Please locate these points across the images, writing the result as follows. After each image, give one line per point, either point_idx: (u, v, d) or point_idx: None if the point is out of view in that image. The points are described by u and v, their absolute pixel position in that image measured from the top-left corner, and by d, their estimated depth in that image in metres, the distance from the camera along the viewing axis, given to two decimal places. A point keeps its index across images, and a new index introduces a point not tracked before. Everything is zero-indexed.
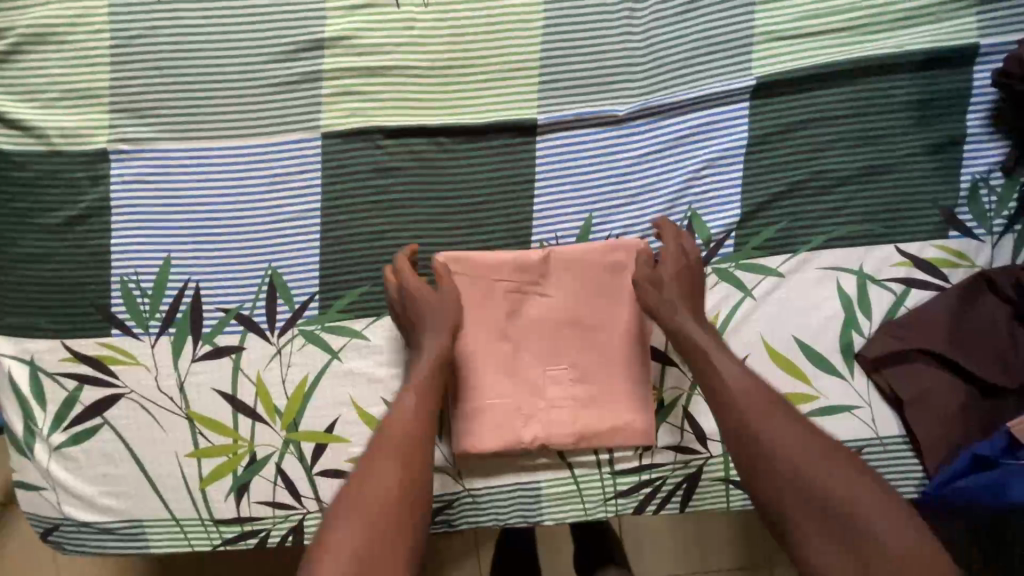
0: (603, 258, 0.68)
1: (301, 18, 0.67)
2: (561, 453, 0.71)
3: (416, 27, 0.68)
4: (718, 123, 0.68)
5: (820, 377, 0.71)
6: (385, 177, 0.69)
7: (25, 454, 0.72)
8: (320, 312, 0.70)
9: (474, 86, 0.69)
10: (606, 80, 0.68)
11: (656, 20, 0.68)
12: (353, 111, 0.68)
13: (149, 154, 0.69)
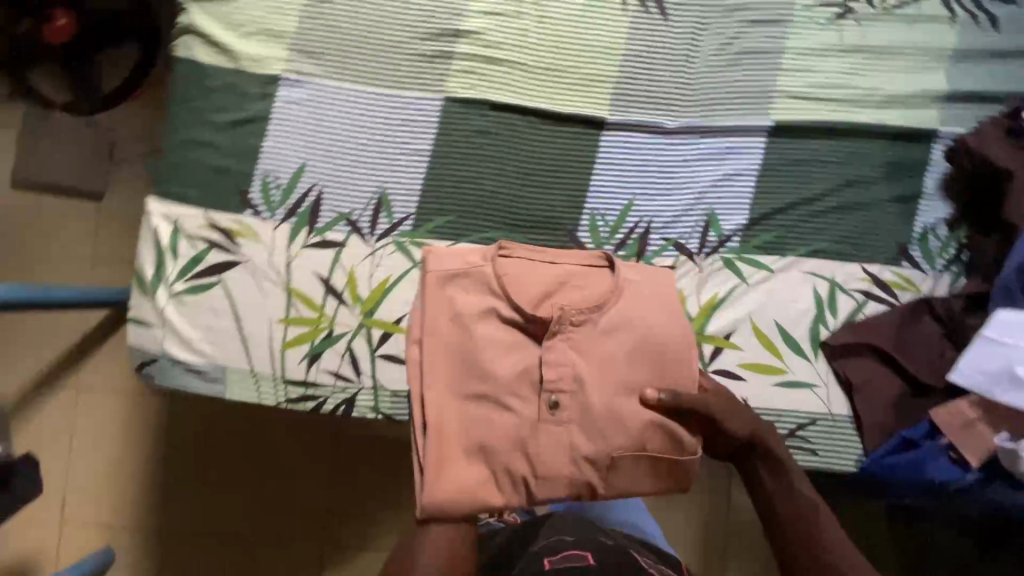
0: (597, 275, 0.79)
1: (448, 13, 0.91)
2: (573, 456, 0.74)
3: (530, 35, 0.91)
4: (741, 148, 0.90)
5: (790, 356, 0.89)
6: (485, 138, 0.90)
7: (148, 295, 0.89)
8: (412, 229, 0.89)
9: (565, 85, 0.91)
10: (663, 102, 0.91)
11: (707, 68, 0.92)
12: (472, 86, 0.90)
13: (310, 86, 0.90)
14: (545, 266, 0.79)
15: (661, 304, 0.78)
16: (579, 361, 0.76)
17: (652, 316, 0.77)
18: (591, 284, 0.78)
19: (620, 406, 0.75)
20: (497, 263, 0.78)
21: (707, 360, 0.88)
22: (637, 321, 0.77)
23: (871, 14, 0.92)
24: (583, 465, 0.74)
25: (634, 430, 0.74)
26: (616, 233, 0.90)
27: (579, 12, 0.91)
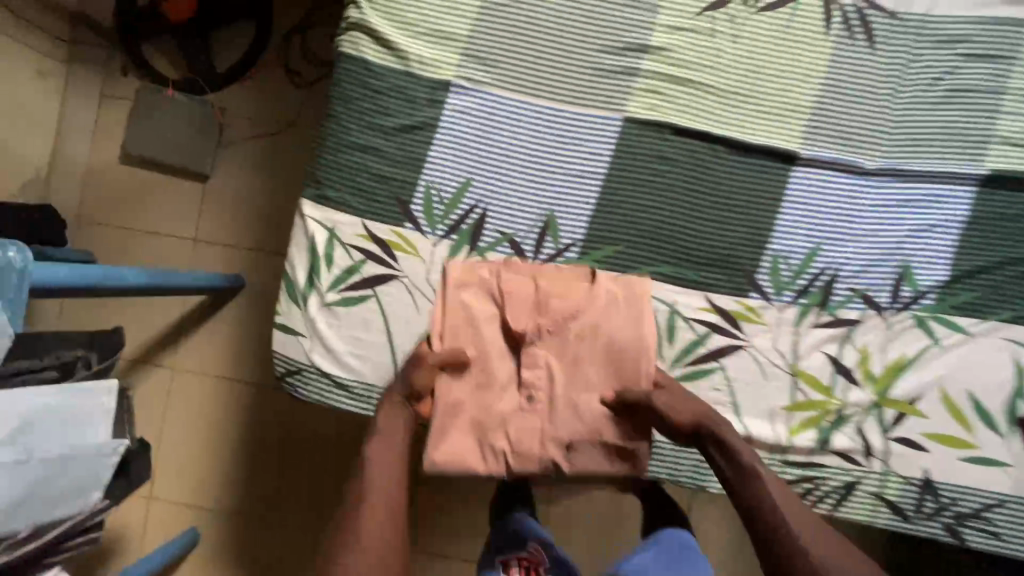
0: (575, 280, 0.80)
1: (636, 25, 0.83)
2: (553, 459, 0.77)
3: (722, 56, 0.83)
4: (948, 197, 0.82)
5: (981, 429, 0.81)
6: (664, 165, 0.83)
7: (298, 303, 0.85)
8: (578, 257, 0.84)
9: (757, 113, 0.83)
10: (865, 138, 0.82)
11: (917, 105, 0.82)
12: (655, 106, 0.83)
13: (482, 94, 0.84)
14: (534, 273, 0.80)
15: (630, 319, 0.79)
16: (553, 366, 0.78)
17: (618, 325, 0.78)
18: (572, 292, 0.79)
19: (586, 409, 0.78)
20: (501, 276, 0.80)
21: (886, 425, 0.82)
22: (645, 342, 0.78)
23: None
24: (549, 447, 0.77)
25: (589, 421, 0.77)
26: (797, 280, 0.83)
27: (778, 33, 0.83)
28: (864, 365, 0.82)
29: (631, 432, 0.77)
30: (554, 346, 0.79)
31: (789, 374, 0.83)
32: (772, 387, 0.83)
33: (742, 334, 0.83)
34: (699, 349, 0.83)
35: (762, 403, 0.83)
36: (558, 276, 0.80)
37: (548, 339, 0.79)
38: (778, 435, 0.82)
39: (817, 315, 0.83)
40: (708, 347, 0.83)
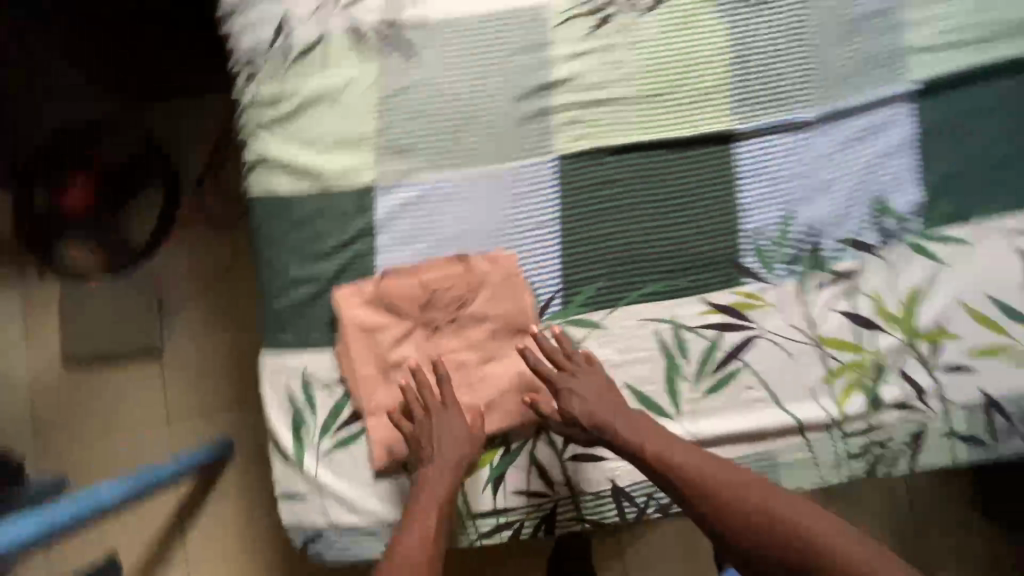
0: (453, 267, 0.79)
1: (535, 67, 0.82)
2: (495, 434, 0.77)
3: (627, 67, 0.83)
4: (888, 122, 0.81)
5: (1013, 328, 0.78)
6: (611, 187, 0.81)
7: (293, 463, 0.77)
8: (563, 308, 0.79)
9: (679, 108, 0.82)
10: (789, 96, 0.82)
11: (825, 46, 0.82)
12: (581, 137, 0.81)
13: (409, 183, 0.81)
14: (417, 273, 0.78)
15: (513, 288, 0.78)
16: (461, 348, 0.78)
17: (517, 300, 0.78)
18: (455, 280, 0.78)
19: (474, 392, 0.77)
20: (384, 288, 0.78)
21: (928, 360, 0.78)
22: (525, 311, 0.78)
23: None
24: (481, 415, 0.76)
25: (507, 379, 0.77)
26: (783, 251, 0.80)
27: (670, 28, 0.83)
28: (881, 308, 0.79)
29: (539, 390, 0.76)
30: (456, 330, 0.78)
31: (815, 345, 0.79)
32: (805, 363, 0.78)
33: (753, 323, 0.79)
34: (717, 355, 0.79)
35: (800, 384, 0.78)
36: (440, 273, 0.78)
37: (451, 327, 0.78)
38: (828, 410, 0.77)
39: (817, 277, 0.80)
40: (724, 348, 0.79)
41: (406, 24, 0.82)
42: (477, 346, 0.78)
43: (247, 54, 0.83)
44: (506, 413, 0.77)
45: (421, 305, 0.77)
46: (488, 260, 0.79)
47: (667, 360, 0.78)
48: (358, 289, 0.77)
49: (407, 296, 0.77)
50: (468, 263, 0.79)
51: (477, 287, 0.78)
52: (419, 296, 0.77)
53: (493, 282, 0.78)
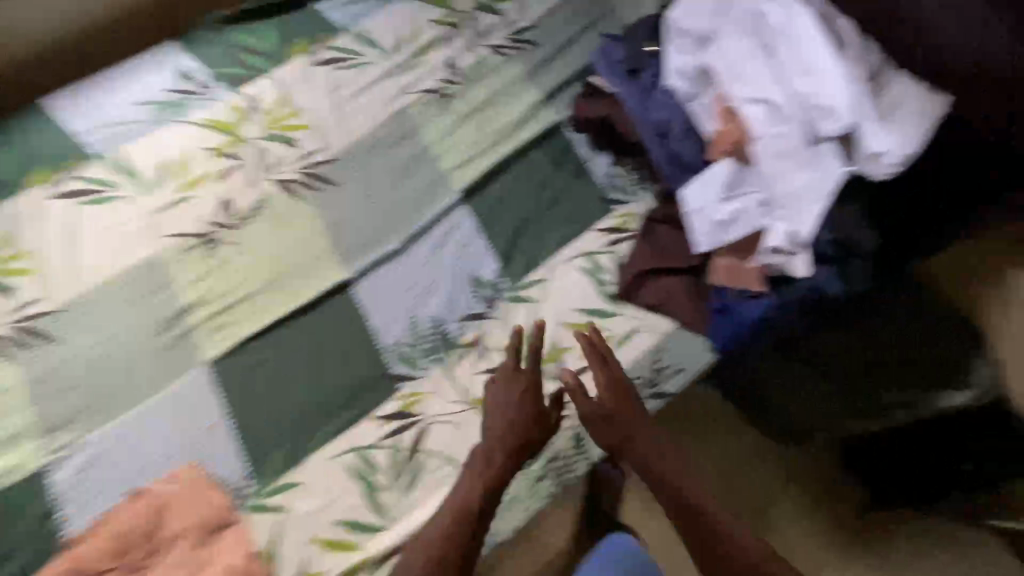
0: (134, 505, 0.85)
1: (167, 301, 0.97)
2: None
3: (245, 268, 1.01)
4: (456, 222, 1.06)
5: (604, 322, 1.01)
6: (264, 364, 0.94)
7: None
8: (258, 485, 0.88)
9: (298, 280, 1.01)
10: (378, 236, 1.05)
11: (388, 193, 1.08)
12: (225, 337, 0.95)
13: (78, 447, 0.87)
14: (100, 528, 0.83)
15: (197, 495, 0.86)
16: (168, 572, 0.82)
17: (204, 503, 0.85)
18: (139, 516, 0.84)
19: None
20: (76, 556, 0.82)
21: (558, 376, 0.99)
22: (215, 508, 0.85)
23: (461, 86, 1.17)
24: None
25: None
26: (421, 347, 0.98)
27: (269, 227, 1.04)
28: (509, 354, 0.98)
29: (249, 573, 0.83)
30: (158, 557, 0.83)
31: (475, 408, 0.95)
32: (471, 426, 0.94)
33: (420, 415, 0.94)
34: (403, 456, 0.92)
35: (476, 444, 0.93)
36: (123, 516, 0.84)
37: (152, 557, 0.83)
38: None
39: (455, 356, 0.98)
40: (407, 447, 0.92)
41: (36, 318, 0.94)
42: (182, 564, 0.83)
43: None
44: None
45: (116, 555, 0.82)
46: (167, 482, 0.86)
47: (364, 481, 0.90)
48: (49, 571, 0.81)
49: (98, 553, 0.82)
50: (146, 495, 0.85)
51: (160, 511, 0.85)
52: (110, 548, 0.82)
53: (175, 499, 0.85)
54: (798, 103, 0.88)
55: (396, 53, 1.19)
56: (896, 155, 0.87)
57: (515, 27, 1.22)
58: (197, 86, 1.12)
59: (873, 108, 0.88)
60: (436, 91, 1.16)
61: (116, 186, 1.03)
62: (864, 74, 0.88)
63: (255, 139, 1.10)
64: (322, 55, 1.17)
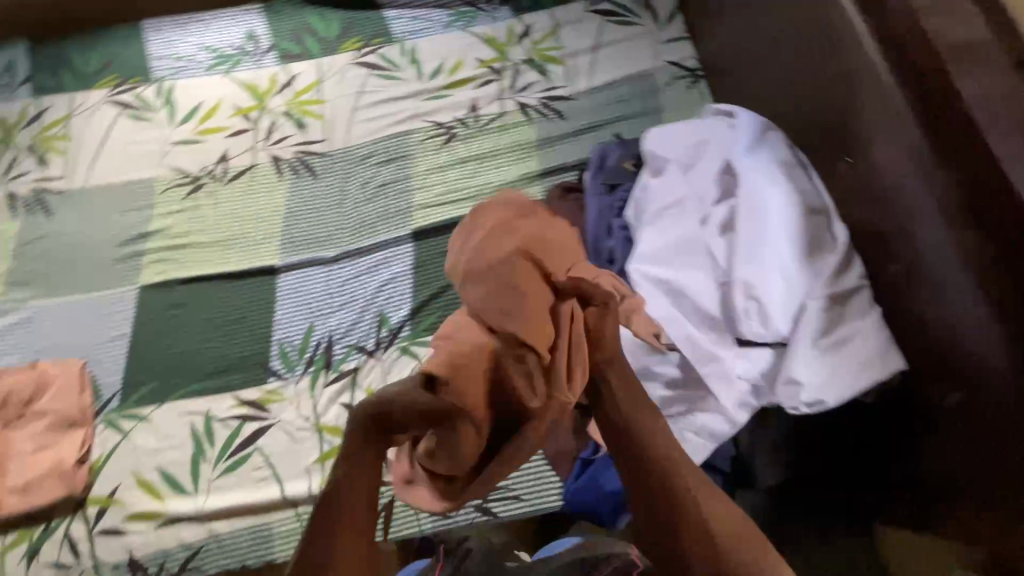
0: (24, 374, 0.99)
1: (139, 220, 1.11)
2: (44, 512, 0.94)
3: (206, 219, 1.12)
4: (392, 256, 1.09)
5: None
6: (176, 309, 1.05)
7: None
8: (119, 404, 1.00)
9: (241, 248, 1.10)
10: (323, 238, 1.11)
11: (354, 203, 1.13)
12: (159, 269, 1.08)
13: (23, 308, 1.05)
14: None
15: (69, 391, 0.98)
16: (17, 440, 0.96)
17: (63, 401, 0.97)
18: (26, 383, 0.98)
19: (23, 479, 0.93)
20: None
21: None
22: (79, 406, 0.98)
23: (470, 132, 1.18)
24: (9, 496, 0.92)
25: (46, 464, 0.94)
26: (303, 354, 1.03)
27: (244, 192, 1.14)
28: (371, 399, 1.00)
29: (78, 473, 0.94)
30: (17, 425, 0.97)
31: (315, 430, 0.98)
32: (305, 449, 0.97)
33: (270, 415, 0.99)
34: (236, 440, 0.98)
35: (297, 464, 0.96)
36: (10, 382, 0.98)
37: (17, 422, 0.97)
38: (312, 487, 0.95)
39: (326, 375, 1.01)
40: (244, 434, 0.98)
41: (48, 193, 1.13)
42: (28, 435, 0.96)
43: None
44: (50, 489, 0.93)
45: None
46: (72, 361, 1.00)
47: (195, 445, 0.97)
48: None
49: None
50: (40, 369, 0.99)
51: (36, 386, 0.98)
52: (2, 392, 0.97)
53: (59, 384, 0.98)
54: (741, 286, 0.77)
55: (429, 79, 1.22)
56: (815, 393, 0.73)
57: (552, 94, 1.20)
58: (255, 48, 1.25)
59: (817, 335, 0.75)
60: (445, 128, 1.18)
61: (152, 111, 1.19)
62: (823, 293, 0.75)
63: (274, 112, 1.20)
64: (366, 57, 1.23)
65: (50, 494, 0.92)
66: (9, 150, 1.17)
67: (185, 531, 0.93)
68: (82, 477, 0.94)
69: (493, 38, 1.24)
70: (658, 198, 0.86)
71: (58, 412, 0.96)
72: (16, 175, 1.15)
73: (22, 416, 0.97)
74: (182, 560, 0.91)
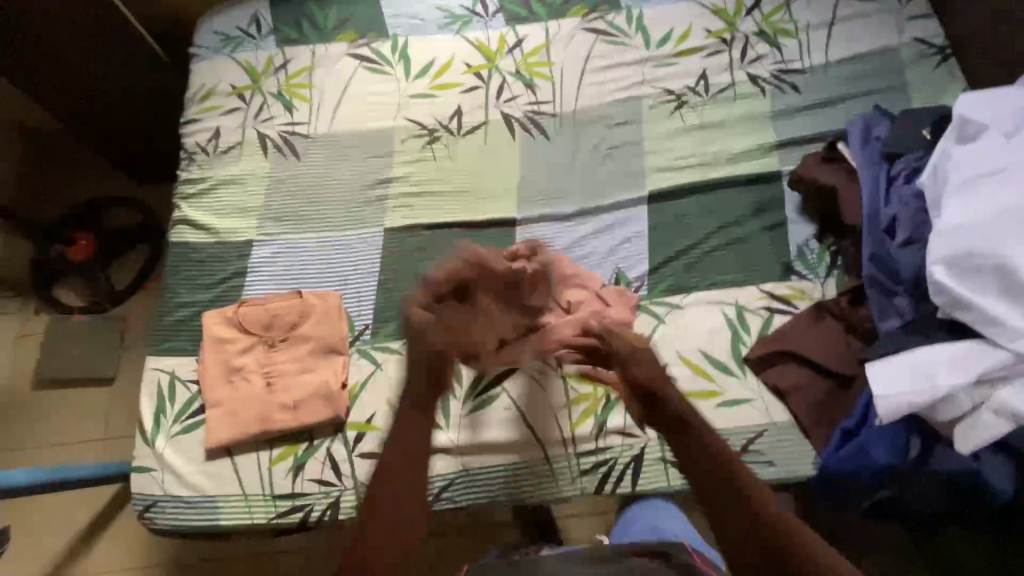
0: (290, 301, 1.06)
1: (381, 167, 1.16)
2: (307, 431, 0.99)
3: (443, 170, 1.16)
4: (628, 217, 1.10)
5: (719, 375, 0.98)
6: (420, 252, 1.10)
7: (148, 443, 1.00)
8: (371, 337, 1.04)
9: (478, 199, 1.13)
10: (557, 195, 1.13)
11: (585, 163, 1.15)
12: (403, 214, 1.13)
13: (279, 241, 1.12)
14: (265, 304, 1.06)
15: (332, 320, 1.04)
16: (285, 361, 1.02)
17: (328, 329, 1.04)
18: (292, 309, 1.05)
19: (292, 397, 0.99)
20: (240, 310, 1.06)
21: None
22: (339, 335, 1.04)
23: (701, 100, 1.17)
24: (280, 412, 0.98)
25: (313, 385, 0.99)
26: None
27: (479, 146, 1.17)
28: None
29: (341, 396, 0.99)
30: (283, 347, 1.03)
31: (560, 378, 1.00)
32: (552, 391, 1.00)
33: None
34: (484, 380, 1.01)
35: (544, 409, 0.99)
36: (279, 307, 1.05)
37: (281, 345, 1.04)
38: (562, 432, 0.97)
39: None
40: (491, 376, 1.02)
41: (295, 136, 1.20)
42: (294, 358, 1.02)
43: (191, 148, 1.21)
44: (316, 409, 0.98)
45: (265, 326, 1.04)
46: (330, 293, 1.07)
47: (445, 382, 1.01)
48: (216, 312, 1.05)
49: (259, 316, 1.05)
50: (304, 297, 1.06)
51: (301, 312, 1.05)
52: (270, 317, 1.05)
53: (323, 312, 1.05)
54: None
55: (657, 47, 1.22)
56: None
57: (786, 67, 1.18)
58: (484, 11, 1.28)
59: None
60: (676, 95, 1.18)
61: (389, 65, 1.24)
62: None
63: (504, 71, 1.23)
64: (593, 23, 1.25)
65: (317, 413, 0.98)
66: (257, 95, 1.24)
67: (439, 462, 0.96)
68: (342, 401, 0.99)
69: (722, 10, 1.24)
70: (970, 165, 0.85)
71: (324, 338, 1.03)
72: (265, 119, 1.22)
73: (287, 339, 1.03)
74: (439, 489, 0.95)
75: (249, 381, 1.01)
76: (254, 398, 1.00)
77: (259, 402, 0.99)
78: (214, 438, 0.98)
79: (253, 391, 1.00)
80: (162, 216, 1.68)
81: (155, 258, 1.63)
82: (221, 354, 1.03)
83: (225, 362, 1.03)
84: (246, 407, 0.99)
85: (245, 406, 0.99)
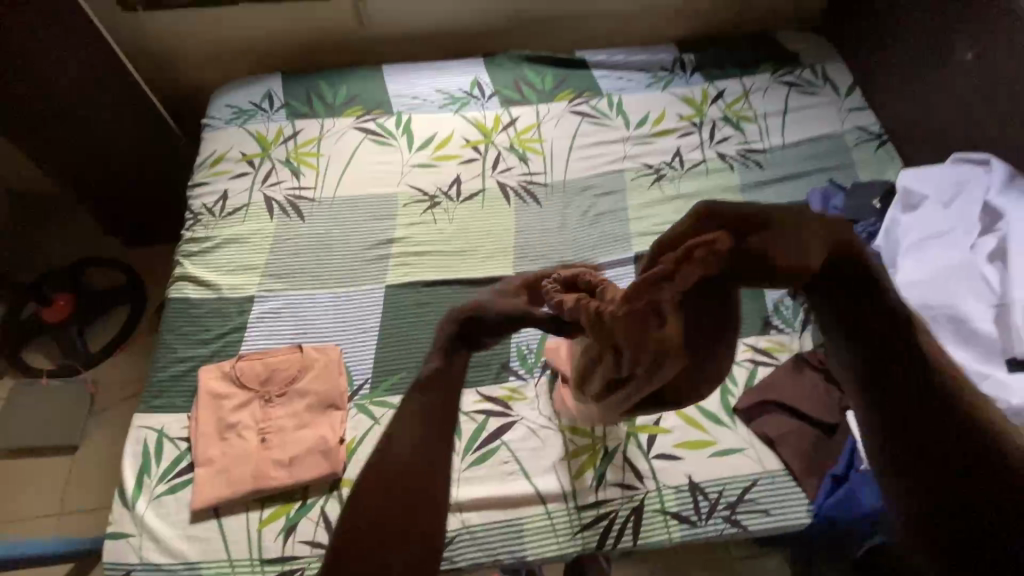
0: (290, 355, 1.07)
1: (384, 228, 1.23)
2: (300, 489, 0.96)
3: (443, 232, 1.23)
4: (617, 275, 1.17)
5: (711, 425, 1.01)
6: (421, 307, 1.14)
7: (127, 506, 0.95)
8: (370, 390, 1.05)
9: (476, 259, 1.20)
10: (550, 255, 1.21)
11: (575, 227, 1.24)
12: (404, 272, 1.17)
13: (280, 297, 1.15)
14: (264, 358, 1.06)
15: (332, 373, 1.05)
16: (281, 416, 1.01)
17: (327, 383, 1.04)
18: (291, 364, 1.06)
19: (287, 452, 0.97)
20: (238, 365, 1.06)
21: (644, 447, 1.00)
22: (338, 388, 1.04)
23: (677, 173, 1.30)
24: (273, 468, 0.95)
25: (309, 440, 0.98)
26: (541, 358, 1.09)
27: (476, 211, 1.26)
28: None
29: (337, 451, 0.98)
30: (280, 402, 1.03)
31: (558, 430, 1.02)
32: (550, 443, 1.01)
33: (513, 413, 1.04)
34: (483, 434, 1.02)
35: (544, 461, 0.99)
36: (278, 361, 1.06)
37: (278, 400, 1.03)
38: (562, 485, 0.97)
39: None
40: (490, 430, 1.02)
41: (301, 200, 1.27)
42: (291, 412, 1.02)
43: (197, 210, 1.26)
44: (311, 465, 0.96)
45: (262, 381, 1.04)
46: (330, 347, 1.08)
47: None
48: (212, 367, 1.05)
49: (257, 371, 1.05)
50: (304, 350, 1.07)
51: (300, 366, 1.05)
52: (268, 371, 1.05)
53: (322, 366, 1.05)
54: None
55: (636, 128, 1.37)
56: None
57: (749, 147, 1.33)
58: (480, 94, 1.43)
59: None
60: (655, 169, 1.31)
61: (393, 138, 1.35)
62: None
63: (499, 146, 1.35)
64: (578, 107, 1.40)
65: (312, 469, 0.96)
66: (266, 161, 1.32)
67: None
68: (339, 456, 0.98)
69: (690, 99, 1.41)
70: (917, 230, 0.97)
71: (322, 393, 1.03)
72: (273, 183, 1.29)
73: (285, 393, 1.03)
74: None
75: (243, 437, 0.99)
76: (246, 455, 0.97)
77: (250, 460, 0.96)
78: (201, 498, 0.94)
79: (246, 447, 0.98)
80: (151, 277, 1.68)
81: (139, 319, 1.60)
82: (215, 409, 1.02)
83: (218, 417, 1.01)
84: (237, 464, 0.96)
85: (237, 464, 0.96)
